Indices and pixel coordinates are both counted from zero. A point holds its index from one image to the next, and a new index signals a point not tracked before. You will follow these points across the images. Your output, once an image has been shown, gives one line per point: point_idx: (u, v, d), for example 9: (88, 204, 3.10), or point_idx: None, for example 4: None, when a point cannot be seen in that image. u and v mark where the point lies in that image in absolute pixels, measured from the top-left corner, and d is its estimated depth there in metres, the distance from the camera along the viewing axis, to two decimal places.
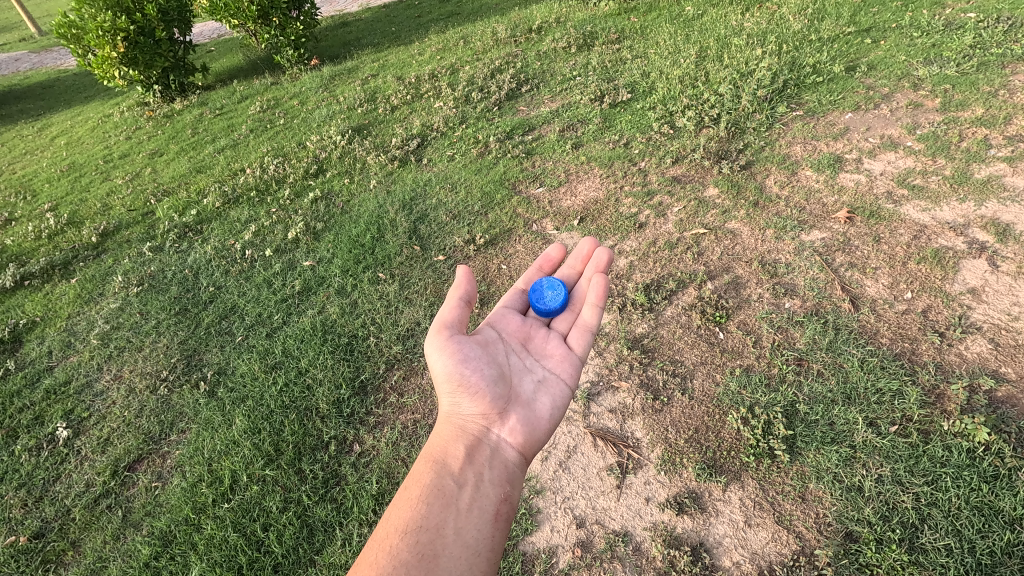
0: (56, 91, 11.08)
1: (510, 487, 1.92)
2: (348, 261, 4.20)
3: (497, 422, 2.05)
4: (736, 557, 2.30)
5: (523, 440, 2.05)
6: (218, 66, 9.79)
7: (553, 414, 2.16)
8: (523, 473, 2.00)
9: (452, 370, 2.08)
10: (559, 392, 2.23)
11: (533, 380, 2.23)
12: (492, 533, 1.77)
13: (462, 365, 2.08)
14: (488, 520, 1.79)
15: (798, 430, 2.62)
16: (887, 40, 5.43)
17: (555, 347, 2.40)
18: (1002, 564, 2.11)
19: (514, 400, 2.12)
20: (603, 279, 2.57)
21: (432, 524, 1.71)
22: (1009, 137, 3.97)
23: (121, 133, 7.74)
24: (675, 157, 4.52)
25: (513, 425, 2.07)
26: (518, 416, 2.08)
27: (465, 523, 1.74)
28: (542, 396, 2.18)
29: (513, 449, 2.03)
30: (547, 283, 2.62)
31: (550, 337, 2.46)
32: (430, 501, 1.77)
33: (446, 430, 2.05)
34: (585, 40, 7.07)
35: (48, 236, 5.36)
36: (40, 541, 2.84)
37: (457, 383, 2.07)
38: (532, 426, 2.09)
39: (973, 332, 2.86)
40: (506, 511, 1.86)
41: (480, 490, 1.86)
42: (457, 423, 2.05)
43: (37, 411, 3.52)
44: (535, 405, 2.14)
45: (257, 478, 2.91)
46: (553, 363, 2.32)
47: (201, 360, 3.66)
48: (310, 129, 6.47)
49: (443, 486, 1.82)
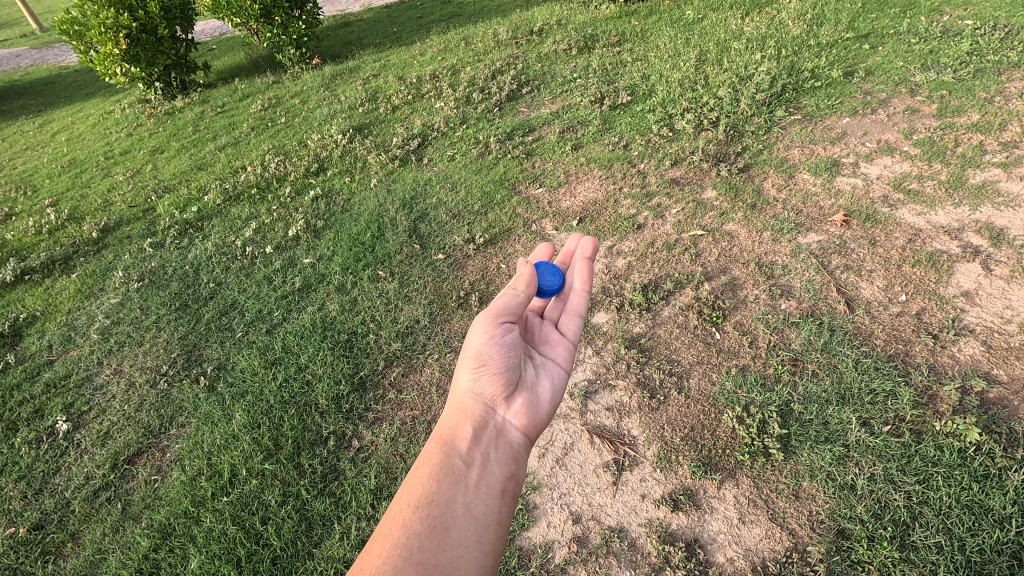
0: (57, 88, 11.11)
1: (515, 465, 1.92)
2: (348, 259, 4.22)
3: (503, 404, 2.05)
4: (730, 554, 2.33)
5: (527, 422, 2.05)
6: (219, 64, 9.80)
7: (554, 398, 2.19)
8: (527, 454, 1.99)
9: (485, 347, 2.09)
10: (558, 377, 2.27)
11: (534, 365, 2.26)
12: (500, 507, 1.76)
13: (495, 346, 2.10)
14: (495, 496, 1.78)
15: (792, 429, 2.65)
16: (885, 46, 5.48)
17: (552, 334, 2.44)
18: (991, 562, 2.14)
19: (521, 384, 2.13)
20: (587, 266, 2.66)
21: (442, 499, 1.70)
22: (1004, 143, 4.01)
23: (122, 130, 7.75)
24: (674, 159, 4.56)
25: (519, 406, 2.06)
26: (523, 399, 2.09)
27: (473, 498, 1.73)
28: (543, 380, 2.22)
29: (518, 430, 2.02)
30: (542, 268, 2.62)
31: (547, 326, 2.48)
32: (440, 479, 1.75)
33: (453, 410, 2.01)
34: (586, 42, 7.11)
35: (48, 231, 5.37)
36: (39, 533, 2.86)
37: (482, 361, 2.06)
38: (535, 408, 2.10)
39: (966, 335, 2.90)
40: (512, 488, 1.84)
41: (488, 468, 1.84)
42: (468, 401, 2.02)
43: (37, 404, 3.54)
44: (538, 388, 2.17)
45: (256, 473, 2.93)
46: (552, 351, 2.36)
47: (202, 355, 3.68)
48: (311, 127, 6.50)
49: (452, 465, 1.80)
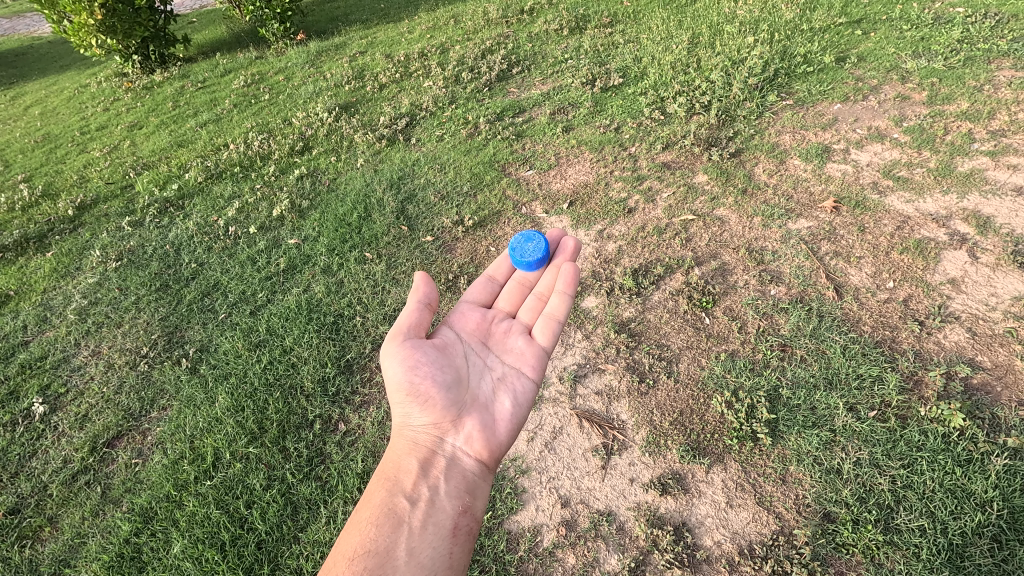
0: (31, 59, 10.68)
1: (468, 498, 1.98)
2: (334, 241, 4.14)
3: (452, 431, 2.10)
4: (718, 537, 2.35)
5: (481, 447, 2.10)
6: (201, 37, 9.50)
7: (513, 416, 2.22)
8: (480, 482, 2.05)
9: (404, 374, 2.10)
10: (518, 393, 2.27)
11: (493, 382, 2.28)
12: (450, 549, 1.82)
13: (414, 369, 2.10)
14: (445, 537, 1.83)
15: (780, 414, 2.66)
16: (877, 32, 5.45)
17: (517, 343, 2.45)
18: (972, 545, 2.18)
19: (472, 406, 2.16)
20: (572, 270, 2.59)
21: (382, 548, 1.73)
22: (991, 132, 4.03)
23: (99, 104, 7.49)
24: (665, 143, 4.52)
25: (470, 431, 2.11)
26: (474, 422, 2.13)
27: (418, 542, 1.78)
28: (502, 398, 2.24)
29: (470, 457, 2.08)
30: (525, 239, 2.73)
31: (515, 334, 2.49)
32: (381, 524, 1.80)
33: (397, 446, 2.08)
34: (577, 22, 6.98)
35: (21, 208, 5.18)
36: (15, 517, 2.79)
37: (409, 390, 2.09)
38: (491, 430, 2.14)
39: (951, 321, 2.93)
40: (465, 524, 1.90)
41: (435, 506, 1.89)
42: (409, 435, 2.09)
43: (12, 386, 3.44)
44: (494, 406, 2.20)
45: (240, 456, 2.88)
46: (514, 361, 2.38)
47: (183, 336, 3.59)
48: (296, 105, 6.33)
49: (395, 506, 1.86)
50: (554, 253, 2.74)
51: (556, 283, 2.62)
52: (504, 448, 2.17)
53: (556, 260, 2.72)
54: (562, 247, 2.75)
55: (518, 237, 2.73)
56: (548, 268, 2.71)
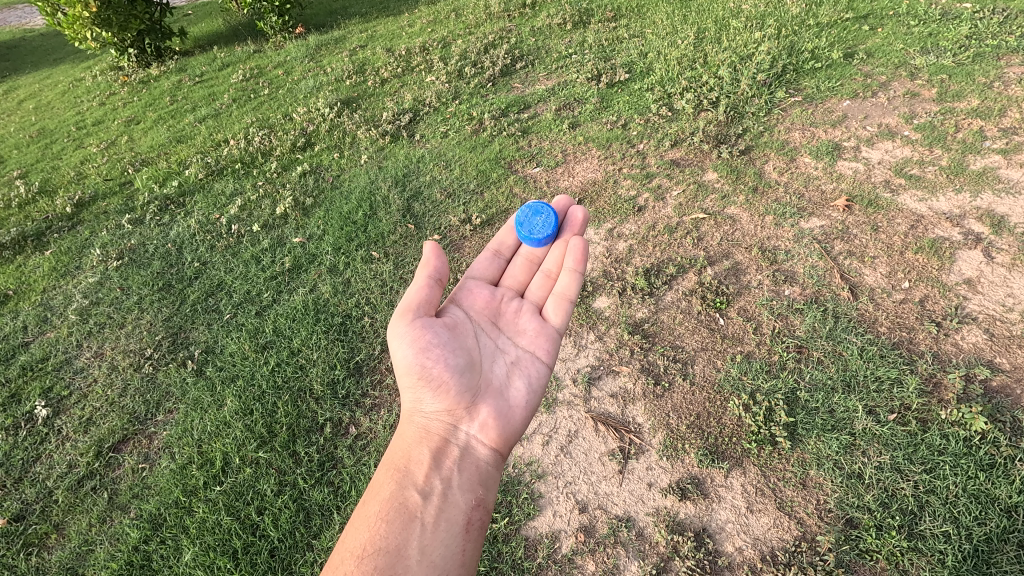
0: (23, 52, 10.50)
1: (481, 490, 1.94)
2: (339, 239, 4.07)
3: (465, 419, 2.06)
4: (739, 543, 2.32)
5: (495, 435, 2.06)
6: (198, 30, 9.36)
7: (528, 403, 2.17)
8: (494, 472, 2.01)
9: (414, 358, 2.05)
10: (533, 378, 2.23)
11: (507, 364, 2.23)
12: (463, 546, 1.78)
13: (424, 352, 2.05)
14: (458, 533, 1.79)
15: (799, 418, 2.63)
16: (884, 27, 5.40)
17: (527, 323, 2.39)
18: (998, 551, 2.16)
19: (487, 393, 2.11)
20: (580, 245, 2.52)
21: (393, 545, 1.70)
22: (1003, 129, 4.00)
23: (94, 98, 7.36)
24: (674, 140, 4.46)
25: (484, 419, 2.07)
26: (489, 410, 2.08)
27: (430, 540, 1.74)
28: (517, 383, 2.19)
29: (485, 447, 2.04)
30: (532, 211, 2.64)
31: (525, 314, 2.44)
32: (390, 520, 1.76)
33: (409, 434, 2.04)
34: (580, 16, 6.89)
35: (18, 205, 5.09)
36: (20, 524, 2.74)
37: (420, 374, 2.05)
38: (506, 418, 2.10)
39: (969, 323, 2.90)
40: (478, 519, 1.86)
41: (448, 501, 1.85)
42: (421, 422, 2.05)
43: (13, 388, 3.38)
44: (509, 391, 2.16)
45: (250, 461, 2.83)
46: (527, 343, 2.32)
47: (188, 338, 3.53)
48: (296, 100, 6.23)
49: (406, 499, 1.82)
50: (563, 225, 2.66)
51: (565, 259, 2.55)
52: (519, 436, 2.13)
53: (564, 232, 2.64)
54: (568, 217, 2.66)
55: (525, 210, 2.66)
56: (557, 241, 2.63)
